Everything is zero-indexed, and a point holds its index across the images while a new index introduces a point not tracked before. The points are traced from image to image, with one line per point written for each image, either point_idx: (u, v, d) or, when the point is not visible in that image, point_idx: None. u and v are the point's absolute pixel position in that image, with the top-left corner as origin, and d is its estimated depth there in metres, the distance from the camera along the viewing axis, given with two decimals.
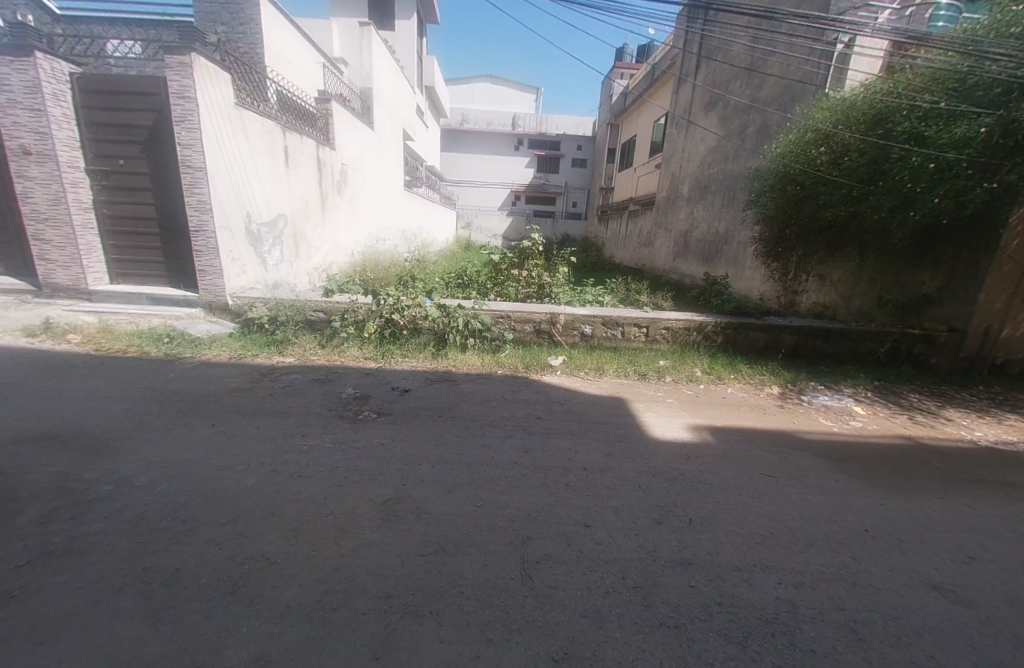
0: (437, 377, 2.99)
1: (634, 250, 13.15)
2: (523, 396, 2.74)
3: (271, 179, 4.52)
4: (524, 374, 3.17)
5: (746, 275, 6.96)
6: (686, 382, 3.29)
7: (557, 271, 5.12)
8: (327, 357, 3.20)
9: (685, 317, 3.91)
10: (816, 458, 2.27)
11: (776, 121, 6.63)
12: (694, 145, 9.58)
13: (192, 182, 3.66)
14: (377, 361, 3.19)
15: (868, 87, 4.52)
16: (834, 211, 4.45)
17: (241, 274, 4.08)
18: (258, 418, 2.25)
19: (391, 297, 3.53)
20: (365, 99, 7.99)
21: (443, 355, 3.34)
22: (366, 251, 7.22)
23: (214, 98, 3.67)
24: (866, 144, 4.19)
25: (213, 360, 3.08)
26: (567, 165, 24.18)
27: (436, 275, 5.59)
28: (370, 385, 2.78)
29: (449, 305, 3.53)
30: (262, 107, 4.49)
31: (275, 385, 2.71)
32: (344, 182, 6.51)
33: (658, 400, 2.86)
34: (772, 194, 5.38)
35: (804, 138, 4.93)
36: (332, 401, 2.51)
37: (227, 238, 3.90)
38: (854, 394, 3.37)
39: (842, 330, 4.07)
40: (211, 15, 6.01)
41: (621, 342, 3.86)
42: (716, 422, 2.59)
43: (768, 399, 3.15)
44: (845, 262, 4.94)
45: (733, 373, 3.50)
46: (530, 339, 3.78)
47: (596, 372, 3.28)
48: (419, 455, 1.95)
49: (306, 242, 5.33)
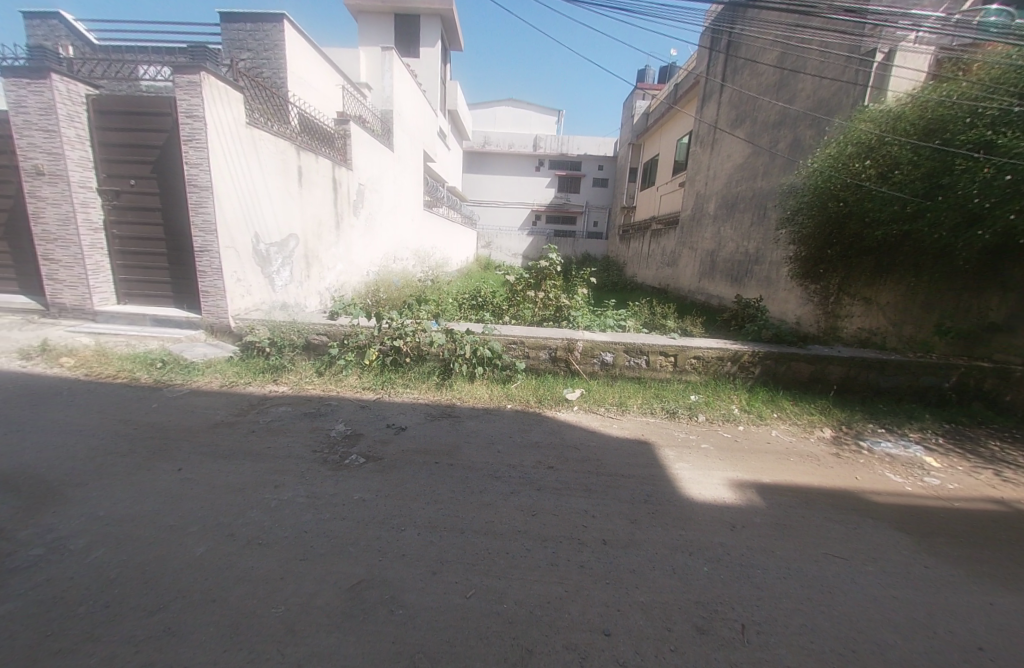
0: (439, 412, 2.69)
1: (657, 270, 12.72)
2: (533, 437, 2.40)
3: (283, 199, 4.44)
4: (537, 410, 2.83)
5: (781, 298, 6.46)
6: (721, 421, 2.88)
7: (576, 293, 4.81)
8: (323, 386, 2.96)
9: (718, 345, 3.50)
10: (894, 529, 1.82)
11: (811, 135, 6.25)
12: (720, 162, 9.22)
13: (198, 202, 3.59)
14: (376, 392, 2.92)
15: (921, 93, 4.11)
16: (883, 230, 4.01)
17: (246, 295, 3.95)
18: (233, 462, 2.01)
19: (394, 320, 3.25)
20: (385, 121, 8.05)
21: (448, 386, 3.04)
22: (381, 270, 7.12)
23: (223, 117, 3.62)
24: (922, 156, 3.77)
25: (203, 388, 2.90)
26: (588, 185, 24.09)
27: (448, 296, 5.36)
28: (362, 420, 2.51)
29: (456, 330, 3.23)
30: (278, 127, 4.46)
31: (260, 419, 2.48)
32: (361, 201, 6.45)
33: (691, 445, 2.47)
34: (810, 212, 4.97)
35: (845, 152, 4.54)
36: (318, 440, 2.26)
37: (232, 258, 3.78)
38: (922, 439, 2.88)
39: (900, 362, 3.57)
40: (237, 41, 6.20)
41: (645, 372, 3.49)
42: (763, 477, 2.18)
43: (820, 445, 2.70)
44: (897, 285, 4.43)
45: (776, 412, 3.07)
46: (544, 367, 3.45)
47: (618, 410, 2.91)
48: (403, 517, 1.64)
49: (318, 262, 5.23)
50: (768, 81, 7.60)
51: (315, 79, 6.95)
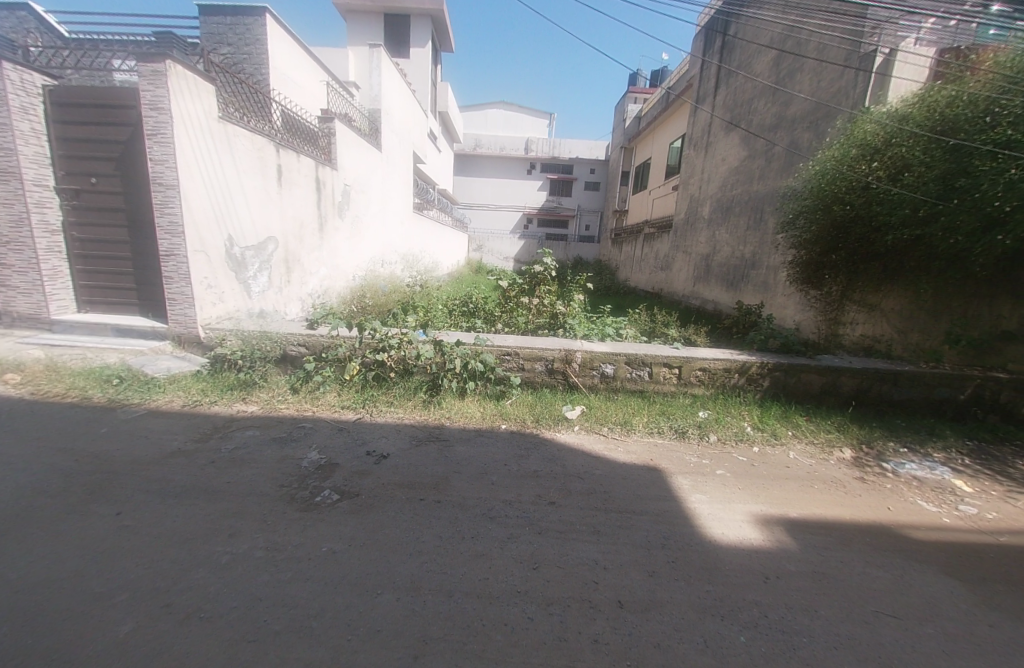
0: (427, 435, 2.42)
1: (650, 274, 12.59)
2: (532, 465, 2.14)
3: (260, 199, 4.14)
4: (535, 431, 2.58)
5: (780, 304, 6.31)
6: (734, 442, 2.65)
7: (573, 299, 4.56)
8: (299, 406, 2.68)
9: (724, 356, 3.29)
10: (945, 577, 1.60)
11: (809, 139, 6.13)
12: (715, 165, 9.11)
13: (163, 202, 3.28)
14: (357, 412, 2.64)
15: (927, 93, 3.99)
16: (894, 234, 3.85)
17: (217, 303, 3.63)
18: (183, 504, 1.72)
19: (377, 330, 2.97)
20: (373, 120, 7.75)
21: (436, 405, 2.77)
22: (367, 275, 6.83)
23: (191, 110, 3.31)
24: (936, 158, 3.63)
25: (163, 408, 2.60)
26: (580, 188, 24.00)
27: (438, 302, 5.10)
28: (339, 447, 2.23)
29: (445, 341, 2.96)
30: (256, 123, 4.18)
31: (224, 447, 2.19)
32: (346, 203, 6.17)
33: (704, 472, 2.24)
34: (813, 215, 4.82)
35: (849, 154, 4.40)
36: (287, 473, 1.98)
37: (202, 263, 3.47)
38: (948, 461, 2.70)
39: (915, 374, 3.40)
40: (217, 36, 5.90)
41: (649, 385, 3.26)
42: (790, 513, 1.95)
43: (842, 470, 2.50)
44: (903, 292, 4.29)
45: (791, 430, 2.87)
46: (541, 380, 3.21)
47: (623, 430, 2.67)
48: (381, 575, 1.37)
49: (299, 266, 4.93)
50: (763, 84, 7.49)
51: (299, 76, 6.66)
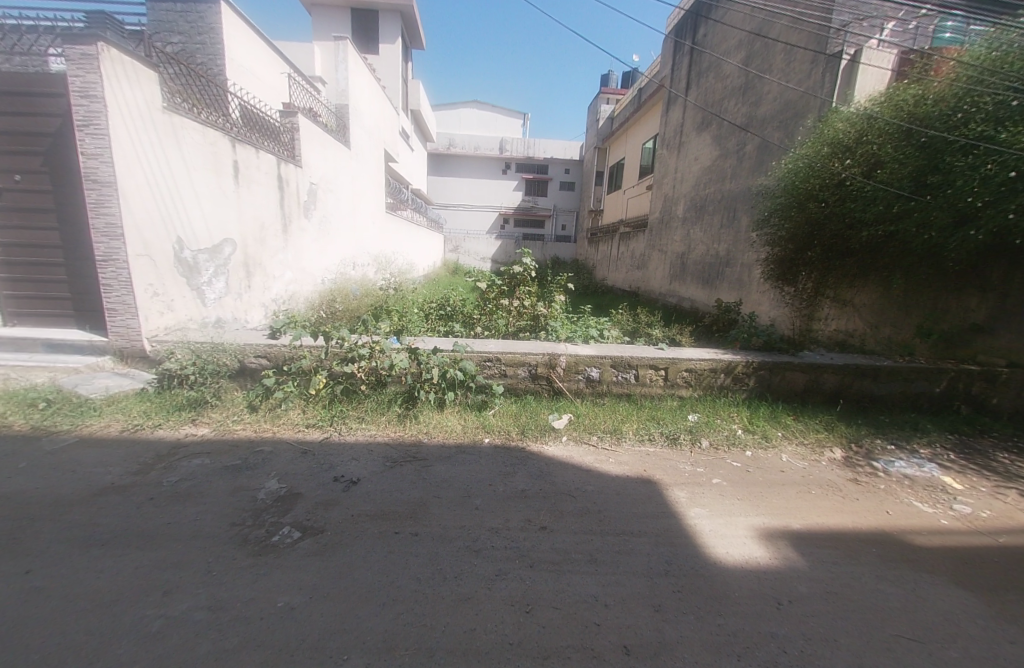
0: (402, 454, 2.20)
1: (627, 272, 12.66)
2: (519, 484, 1.96)
3: (214, 199, 3.80)
4: (520, 444, 2.40)
5: (755, 301, 6.37)
6: (727, 447, 2.55)
7: (554, 300, 4.41)
8: (257, 426, 2.40)
9: (710, 356, 3.19)
10: (956, 587, 1.53)
11: (779, 138, 6.21)
12: (688, 165, 9.20)
13: (98, 201, 2.90)
14: (324, 430, 2.40)
15: (895, 92, 4.06)
16: (868, 230, 3.89)
17: (166, 312, 3.28)
18: (108, 556, 1.45)
19: (345, 339, 2.71)
20: (340, 115, 7.34)
21: (412, 418, 2.55)
22: (336, 278, 6.49)
23: (129, 97, 2.96)
24: (909, 155, 3.67)
25: (98, 435, 2.27)
26: (556, 188, 24.03)
27: (413, 306, 4.87)
28: (302, 473, 1.98)
29: (420, 349, 2.74)
30: (207, 115, 3.82)
31: (168, 481, 1.90)
32: (313, 203, 5.83)
33: (700, 483, 2.12)
34: (787, 212, 4.84)
35: (822, 152, 4.43)
36: (240, 509, 1.73)
37: (146, 268, 3.12)
38: (933, 457, 2.70)
39: (893, 369, 3.42)
40: (167, 24, 5.46)
41: (636, 388, 3.13)
42: (791, 524, 1.85)
43: (835, 472, 2.45)
44: (875, 287, 4.36)
45: (780, 431, 2.81)
46: (524, 386, 3.04)
47: (613, 439, 2.52)
48: (348, 635, 1.16)
49: (260, 270, 4.59)
50: (733, 84, 7.57)
51: (258, 68, 6.25)
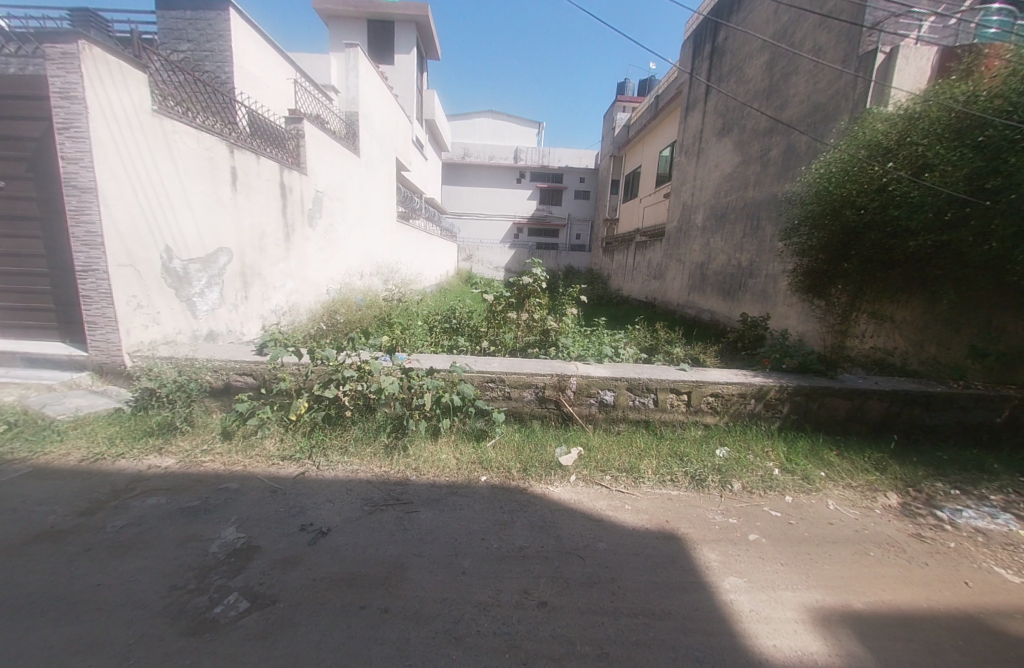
0: (384, 495, 1.92)
1: (643, 282, 12.27)
2: (516, 540, 1.66)
3: (207, 206, 3.65)
4: (521, 484, 2.08)
5: (783, 315, 5.94)
6: (762, 491, 2.18)
7: (565, 313, 4.10)
8: (226, 459, 2.18)
9: (739, 380, 2.82)
10: None
11: (807, 142, 5.83)
12: (707, 171, 8.84)
13: (78, 208, 2.77)
14: (300, 464, 2.15)
15: (945, 88, 3.66)
16: (912, 240, 3.50)
17: (150, 325, 3.12)
18: (14, 631, 1.21)
19: (331, 358, 2.44)
20: (350, 122, 7.22)
21: (399, 451, 2.27)
22: (341, 288, 6.33)
23: (113, 101, 2.85)
24: (960, 156, 3.27)
25: (55, 465, 2.07)
26: (571, 197, 23.78)
27: (418, 318, 4.61)
28: (265, 519, 1.73)
29: (413, 369, 2.45)
30: (203, 120, 3.68)
31: (113, 528, 1.66)
32: (318, 211, 5.69)
33: (735, 540, 1.77)
34: (818, 220, 4.44)
35: (858, 155, 4.06)
36: (185, 566, 1.48)
37: (129, 279, 2.97)
38: (1012, 506, 2.26)
39: (949, 396, 2.98)
40: (175, 31, 5.43)
41: (654, 415, 2.77)
42: (848, 601, 1.49)
43: (891, 523, 2.06)
44: (919, 302, 3.94)
45: (824, 471, 2.42)
46: (530, 411, 2.72)
47: (630, 480, 2.18)
48: None
49: (260, 280, 4.43)
50: (756, 87, 7.22)
51: (266, 75, 6.20)
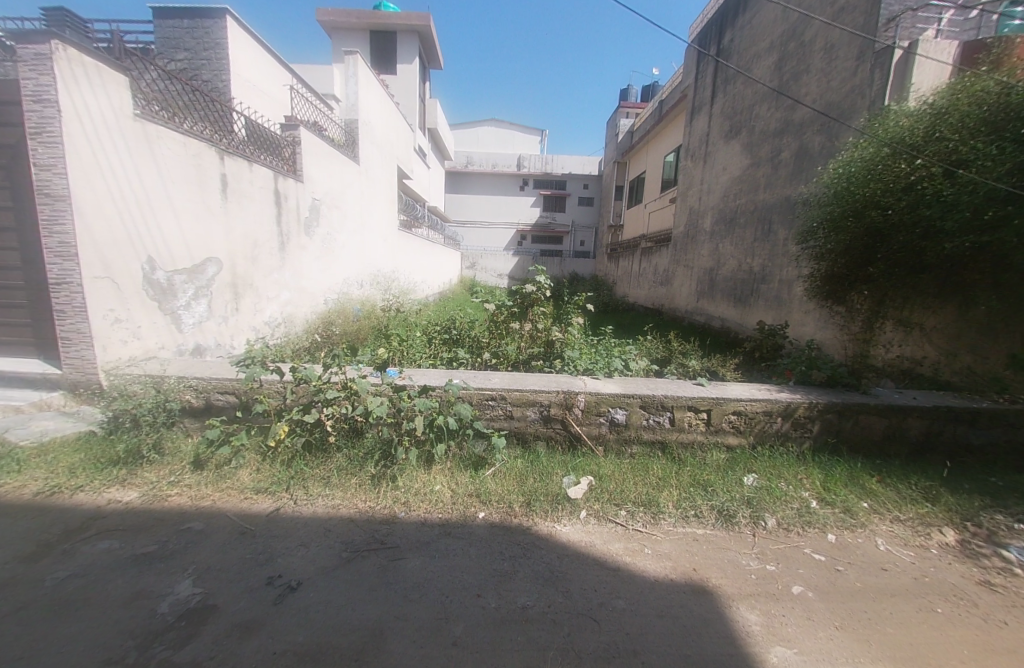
0: (367, 537, 1.68)
1: (650, 289, 12.00)
2: (517, 598, 1.41)
3: (194, 215, 3.49)
4: (524, 523, 1.83)
5: (800, 323, 5.65)
6: (800, 528, 1.91)
7: (571, 323, 3.86)
8: (195, 493, 1.96)
9: (765, 396, 2.54)
10: None
11: (820, 142, 5.59)
12: (715, 175, 8.60)
13: (51, 218, 2.60)
14: (276, 497, 1.92)
15: (976, 79, 3.41)
16: (944, 242, 3.23)
17: (130, 340, 2.94)
18: None
19: (313, 377, 2.20)
20: (350, 130, 7.08)
21: (388, 482, 2.03)
22: (338, 298, 6.14)
23: (90, 103, 2.69)
24: (999, 150, 3.01)
25: (4, 500, 1.85)
26: (575, 204, 23.63)
27: (416, 329, 4.40)
28: (229, 569, 1.51)
29: (404, 388, 2.21)
30: (190, 126, 3.53)
31: (49, 583, 1.43)
32: (315, 220, 5.53)
33: (775, 595, 1.50)
34: (837, 223, 4.19)
35: (882, 153, 3.81)
36: (125, 635, 1.25)
37: (106, 292, 2.79)
38: None
39: (997, 412, 2.68)
40: (173, 41, 5.35)
41: (671, 435, 2.51)
42: None
43: (952, 566, 1.78)
44: (952, 308, 3.65)
45: (867, 503, 2.14)
46: (533, 431, 2.47)
47: (648, 517, 1.92)
48: None
49: (252, 291, 4.26)
50: (764, 88, 7.01)
51: (261, 82, 6.09)
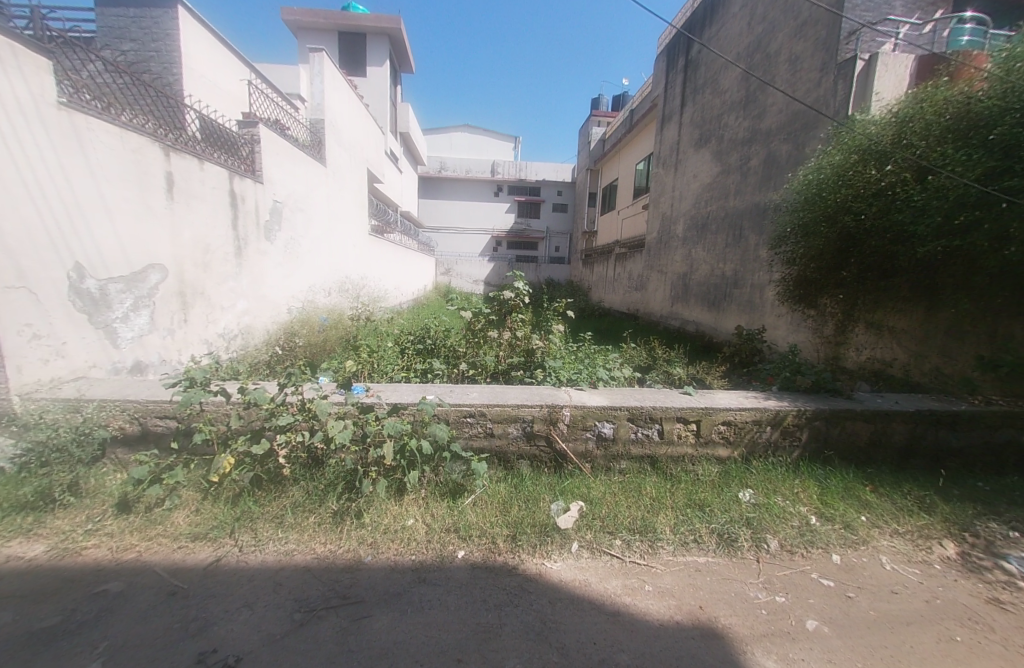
0: (327, 592, 1.43)
1: (625, 294, 12.09)
2: (505, 662, 1.19)
3: (134, 217, 3.12)
4: (509, 561, 1.62)
5: (773, 326, 5.72)
6: (804, 550, 1.80)
7: (551, 331, 3.70)
8: (117, 544, 1.65)
9: (755, 406, 2.44)
10: None
11: (787, 150, 5.73)
12: (686, 182, 8.74)
13: None
14: (218, 545, 1.64)
15: (938, 89, 3.50)
16: (916, 246, 3.28)
17: (50, 358, 2.55)
18: None
19: (264, 400, 1.93)
20: (315, 130, 6.73)
21: (352, 518, 1.78)
22: (302, 306, 5.76)
23: (3, 86, 2.32)
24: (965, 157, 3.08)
25: None
26: (549, 210, 23.76)
27: (388, 339, 4.14)
28: (151, 647, 1.22)
29: (370, 409, 1.97)
30: (129, 117, 3.16)
31: None
32: (276, 224, 5.17)
33: (791, 635, 1.36)
34: (809, 228, 4.24)
35: (851, 159, 3.86)
36: None
37: (23, 304, 2.40)
38: None
39: (976, 414, 2.68)
40: (117, 30, 4.90)
41: (661, 450, 2.36)
42: None
43: (958, 582, 1.70)
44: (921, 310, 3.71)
45: (863, 517, 2.05)
46: (515, 450, 2.27)
47: (645, 546, 1.75)
48: None
49: (203, 300, 3.88)
50: (733, 97, 7.16)
51: (217, 78, 5.69)
